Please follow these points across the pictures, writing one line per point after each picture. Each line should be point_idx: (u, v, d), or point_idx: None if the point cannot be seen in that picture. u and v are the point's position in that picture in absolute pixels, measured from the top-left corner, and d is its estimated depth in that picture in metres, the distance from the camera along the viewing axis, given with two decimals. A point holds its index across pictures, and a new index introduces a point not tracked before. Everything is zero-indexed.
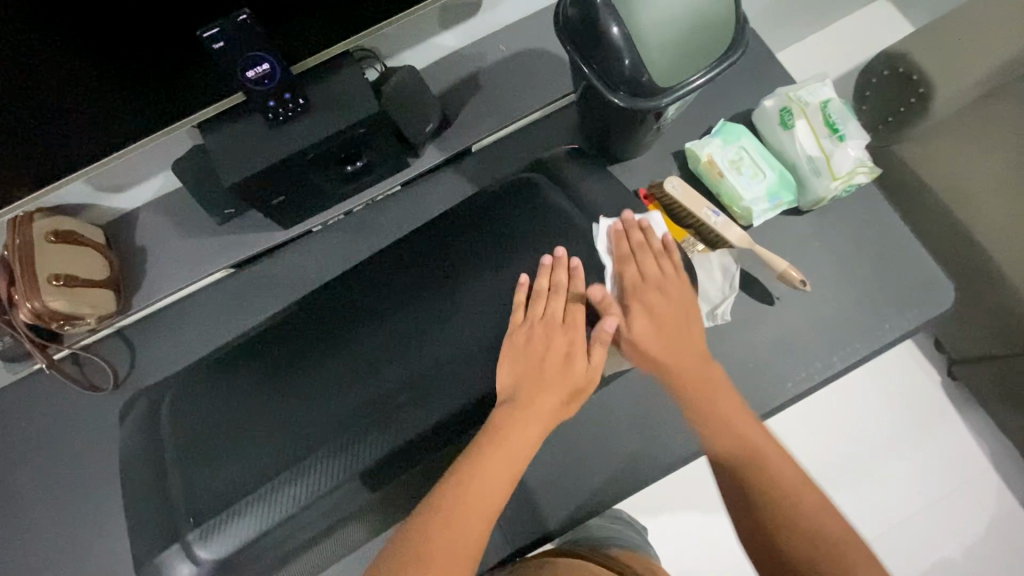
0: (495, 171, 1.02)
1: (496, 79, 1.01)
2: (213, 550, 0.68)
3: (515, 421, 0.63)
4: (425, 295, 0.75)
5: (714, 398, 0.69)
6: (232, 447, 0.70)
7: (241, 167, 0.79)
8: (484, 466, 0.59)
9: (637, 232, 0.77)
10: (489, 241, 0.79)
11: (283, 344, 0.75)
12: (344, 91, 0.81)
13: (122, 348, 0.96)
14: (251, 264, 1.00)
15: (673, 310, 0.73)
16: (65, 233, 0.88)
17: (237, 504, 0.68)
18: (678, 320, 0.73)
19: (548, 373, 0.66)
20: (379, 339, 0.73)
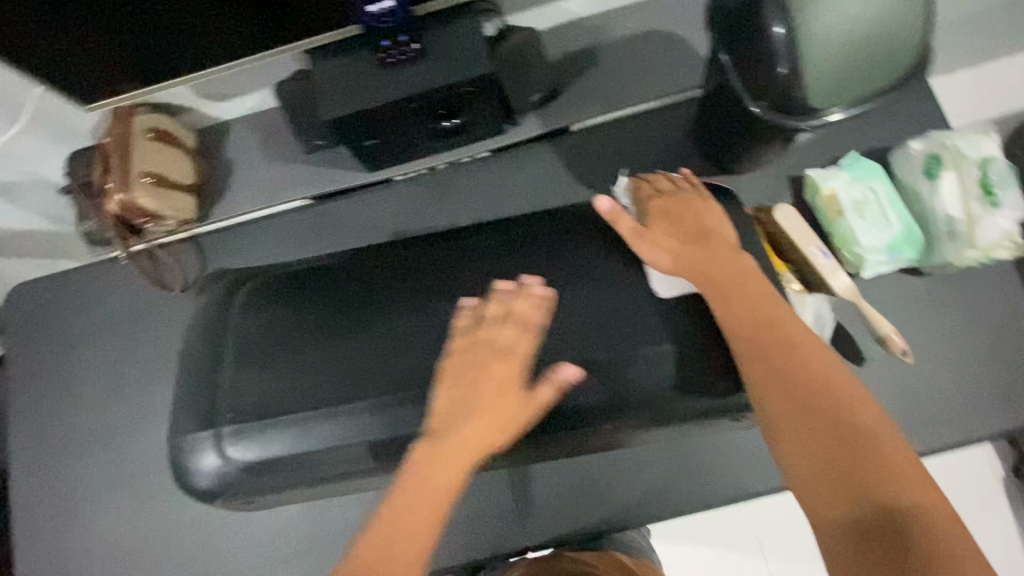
0: (595, 157, 0.95)
1: (614, 57, 0.94)
2: (243, 451, 0.69)
3: (436, 480, 0.59)
4: (504, 282, 0.72)
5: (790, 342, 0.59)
6: (287, 373, 0.70)
7: (340, 103, 0.77)
8: (390, 512, 0.56)
9: (661, 180, 0.75)
10: (577, 237, 0.75)
11: (357, 287, 0.75)
12: (461, 42, 0.76)
13: (193, 254, 0.98)
14: (330, 199, 0.99)
15: (700, 230, 0.69)
16: (162, 134, 0.89)
17: (275, 418, 0.68)
18: (705, 238, 0.68)
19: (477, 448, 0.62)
20: (454, 308, 0.71)
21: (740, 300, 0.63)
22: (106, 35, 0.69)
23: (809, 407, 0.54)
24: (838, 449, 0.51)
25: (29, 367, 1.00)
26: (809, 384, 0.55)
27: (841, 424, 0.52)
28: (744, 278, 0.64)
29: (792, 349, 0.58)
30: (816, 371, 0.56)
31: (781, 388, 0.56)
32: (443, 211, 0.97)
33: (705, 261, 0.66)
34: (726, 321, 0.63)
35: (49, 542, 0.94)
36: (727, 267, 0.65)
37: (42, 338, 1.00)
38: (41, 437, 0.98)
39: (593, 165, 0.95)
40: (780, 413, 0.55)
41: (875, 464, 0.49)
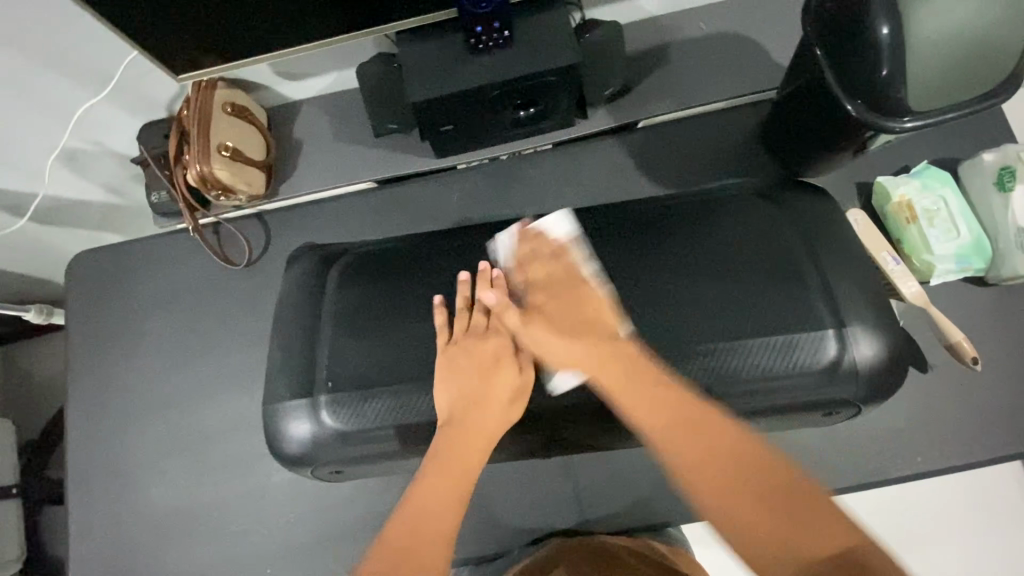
0: (662, 154, 0.96)
1: (686, 57, 0.95)
2: (338, 419, 0.70)
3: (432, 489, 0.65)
4: (598, 264, 0.70)
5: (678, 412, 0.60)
6: (386, 344, 0.70)
7: (430, 86, 0.78)
8: (405, 534, 0.62)
9: (534, 240, 0.73)
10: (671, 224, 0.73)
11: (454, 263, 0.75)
12: (550, 33, 0.77)
13: (257, 230, 0.99)
14: (394, 183, 1.00)
15: (589, 323, 0.68)
16: (240, 109, 0.90)
17: (374, 388, 0.69)
18: (595, 324, 0.67)
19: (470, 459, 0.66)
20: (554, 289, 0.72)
21: (637, 397, 0.62)
22: (211, 8, 0.69)
23: (733, 475, 0.55)
24: (776, 503, 0.52)
25: (81, 337, 0.98)
26: (725, 445, 0.57)
27: (773, 480, 0.53)
28: (646, 385, 0.62)
29: (696, 411, 0.60)
30: (715, 433, 0.58)
31: (700, 452, 0.57)
32: (509, 199, 0.98)
33: (615, 377, 0.64)
34: (655, 434, 0.60)
35: (93, 518, 0.91)
36: (631, 381, 0.63)
37: (96, 308, 0.98)
38: (90, 410, 0.95)
39: (661, 161, 0.96)
40: (708, 488, 0.56)
41: (799, 502, 0.51)
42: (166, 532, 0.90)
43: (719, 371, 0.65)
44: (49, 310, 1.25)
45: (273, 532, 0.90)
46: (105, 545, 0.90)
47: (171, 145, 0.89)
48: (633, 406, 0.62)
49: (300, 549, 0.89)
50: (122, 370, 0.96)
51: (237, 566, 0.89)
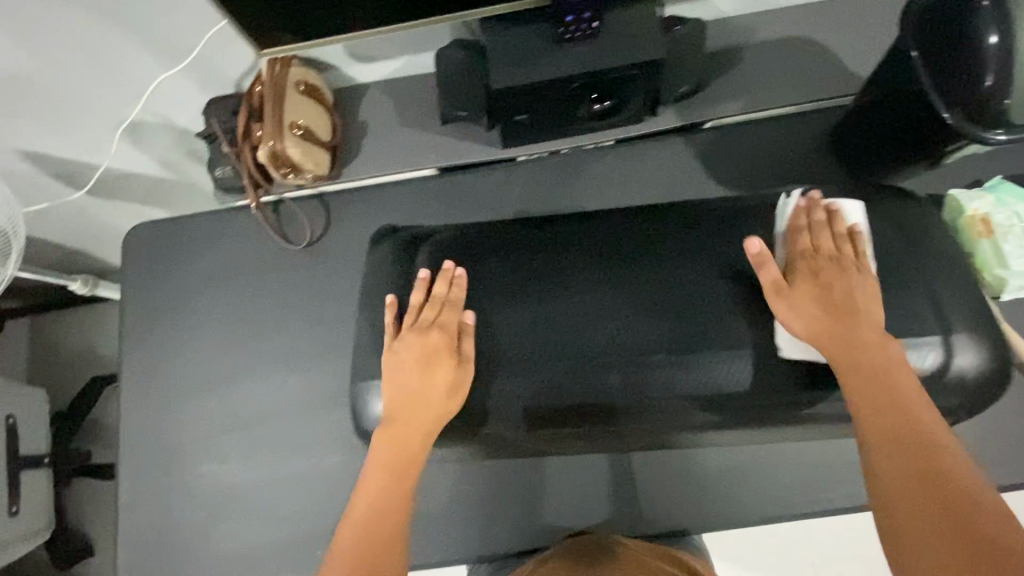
0: (730, 155, 0.95)
1: (758, 59, 0.94)
2: None
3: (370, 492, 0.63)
4: (871, 249, 0.67)
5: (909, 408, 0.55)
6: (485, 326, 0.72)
7: (513, 74, 0.79)
8: (353, 544, 0.59)
9: (819, 212, 0.68)
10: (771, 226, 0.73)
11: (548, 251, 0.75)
12: (636, 27, 0.77)
13: (318, 211, 0.98)
14: (456, 171, 1.00)
15: (846, 297, 0.63)
16: (312, 89, 0.91)
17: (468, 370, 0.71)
18: (852, 311, 0.62)
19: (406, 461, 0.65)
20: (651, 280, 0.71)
21: (875, 378, 0.57)
22: None
23: (926, 467, 0.50)
24: (944, 503, 0.48)
25: (134, 308, 0.97)
26: (921, 431, 0.53)
27: (964, 481, 0.49)
28: (876, 351, 0.59)
29: (915, 398, 0.56)
30: (921, 419, 0.54)
31: (898, 434, 0.53)
32: (573, 193, 0.97)
33: (840, 339, 0.61)
34: (853, 398, 0.57)
35: (142, 490, 0.91)
36: (858, 348, 0.60)
37: (149, 280, 0.97)
38: (143, 382, 0.94)
39: (730, 162, 0.95)
40: (895, 468, 0.51)
41: (968, 513, 0.46)
42: (213, 510, 0.89)
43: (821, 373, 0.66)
44: (94, 281, 1.25)
45: (320, 517, 0.88)
46: (153, 519, 0.90)
47: (240, 119, 0.89)
48: (903, 390, 0.56)
49: None
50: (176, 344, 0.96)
51: (282, 548, 0.87)
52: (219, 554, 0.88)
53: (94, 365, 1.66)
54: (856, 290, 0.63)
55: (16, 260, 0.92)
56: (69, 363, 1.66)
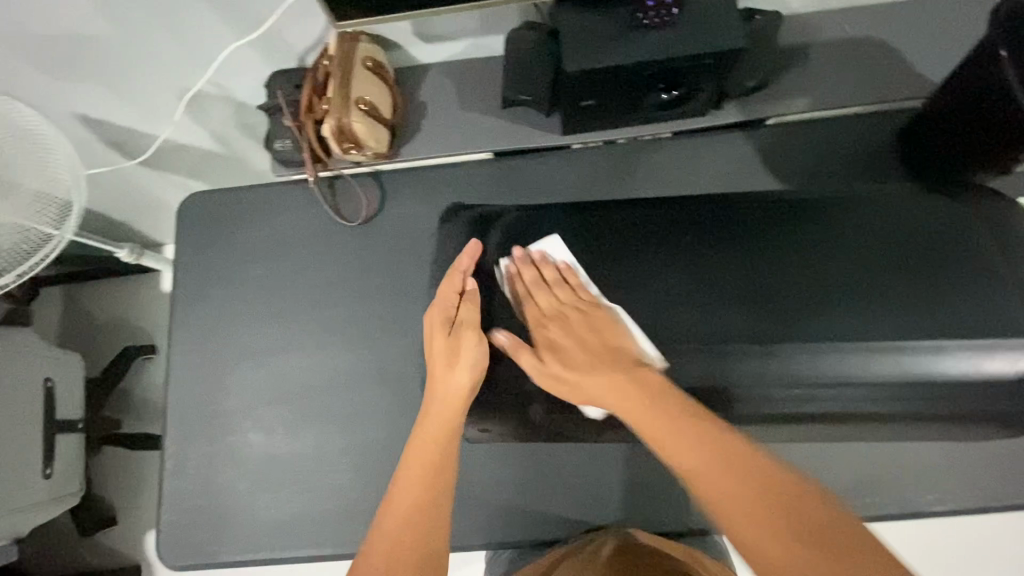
0: (792, 154, 0.95)
1: (827, 57, 0.93)
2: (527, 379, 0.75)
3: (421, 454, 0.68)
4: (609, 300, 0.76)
5: (677, 433, 0.58)
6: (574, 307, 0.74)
7: (586, 57, 0.78)
8: (380, 553, 0.61)
9: (546, 271, 0.77)
10: (851, 227, 0.76)
11: (638, 235, 0.79)
12: (715, 18, 0.77)
13: (374, 189, 0.99)
14: (512, 156, 0.99)
15: (594, 335, 0.71)
16: (378, 66, 0.91)
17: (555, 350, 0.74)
18: (601, 335, 0.71)
19: (435, 460, 0.67)
20: (735, 270, 0.76)
21: (660, 426, 0.60)
22: None
23: (768, 501, 0.51)
24: (791, 539, 0.49)
25: (188, 277, 0.98)
26: (744, 464, 0.54)
27: (803, 514, 0.50)
28: (650, 408, 0.62)
29: (715, 435, 0.57)
30: (715, 452, 0.56)
31: (732, 481, 0.53)
32: (632, 184, 0.97)
33: (622, 396, 0.64)
34: (667, 449, 0.58)
35: (188, 458, 0.91)
36: (621, 400, 0.64)
37: (206, 251, 0.98)
38: (192, 351, 0.95)
39: (791, 158, 0.94)
40: (749, 527, 0.51)
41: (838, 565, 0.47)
42: (259, 481, 0.89)
43: (898, 371, 0.69)
44: (140, 250, 1.26)
45: (364, 494, 0.88)
46: (197, 487, 0.90)
47: (303, 93, 0.87)
48: (643, 420, 0.61)
49: None
50: (226, 314, 0.96)
51: (326, 522, 0.88)
52: (263, 525, 0.88)
53: (125, 336, 1.67)
54: (597, 365, 0.68)
55: (82, 211, 0.90)
56: (101, 332, 1.68)
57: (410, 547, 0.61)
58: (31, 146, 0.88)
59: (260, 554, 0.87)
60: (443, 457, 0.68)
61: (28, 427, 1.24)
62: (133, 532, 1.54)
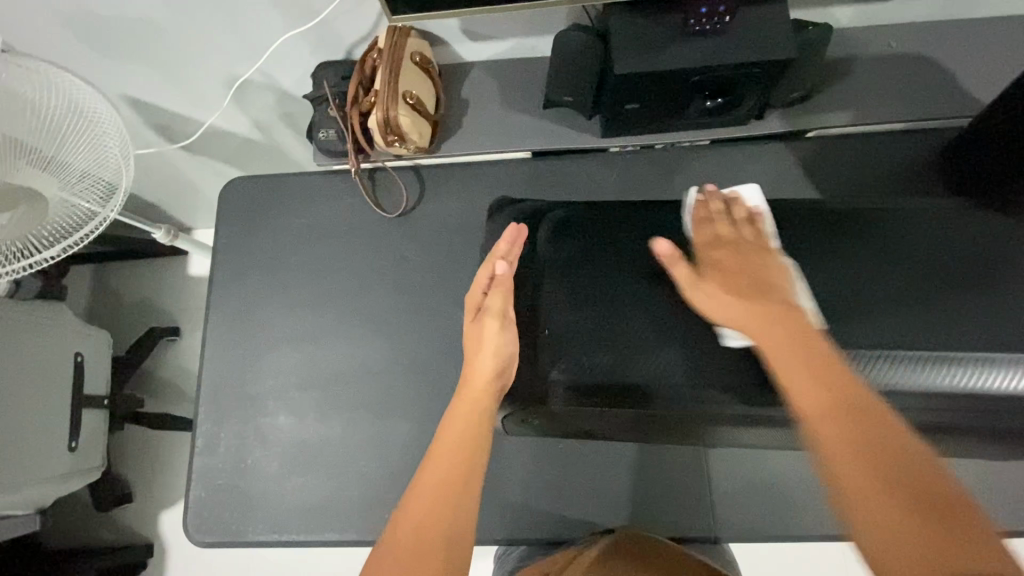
0: (829, 168, 0.96)
1: (872, 72, 0.93)
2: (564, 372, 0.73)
3: (457, 427, 0.70)
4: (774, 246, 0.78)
5: (800, 374, 0.61)
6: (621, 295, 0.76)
7: (635, 61, 0.79)
8: (412, 526, 0.60)
9: (716, 203, 0.82)
10: (876, 239, 0.79)
11: (692, 235, 0.82)
12: (766, 29, 0.77)
13: (414, 182, 1.01)
14: (551, 156, 1.01)
15: (745, 271, 0.73)
16: (425, 61, 0.91)
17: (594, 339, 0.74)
18: (750, 271, 0.73)
19: (470, 434, 0.69)
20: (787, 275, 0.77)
21: (786, 361, 0.62)
22: None
23: (864, 441, 0.55)
24: (881, 475, 0.53)
25: (227, 261, 1.01)
26: (854, 404, 0.58)
27: (890, 451, 0.54)
28: (785, 335, 0.64)
29: (840, 377, 0.60)
30: (831, 394, 0.59)
31: (841, 420, 0.57)
32: (666, 189, 0.99)
33: (757, 317, 0.68)
34: (794, 396, 0.60)
35: (220, 436, 0.94)
36: (778, 347, 0.64)
37: (245, 236, 1.01)
38: (229, 332, 0.98)
39: (829, 173, 0.96)
40: (849, 468, 0.54)
41: (927, 503, 0.51)
42: (288, 463, 0.92)
43: (936, 384, 0.69)
44: (176, 232, 1.29)
45: (391, 480, 0.89)
46: (228, 465, 0.93)
47: (350, 84, 0.89)
48: (780, 359, 0.63)
49: None
50: (264, 298, 0.98)
51: (351, 508, 0.89)
52: (291, 505, 0.90)
53: (149, 317, 1.70)
54: (755, 293, 0.70)
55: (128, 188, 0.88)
56: (126, 312, 1.71)
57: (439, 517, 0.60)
58: (80, 125, 0.88)
59: (286, 533, 0.89)
60: (476, 434, 0.69)
61: (60, 400, 1.27)
62: (150, 508, 1.57)
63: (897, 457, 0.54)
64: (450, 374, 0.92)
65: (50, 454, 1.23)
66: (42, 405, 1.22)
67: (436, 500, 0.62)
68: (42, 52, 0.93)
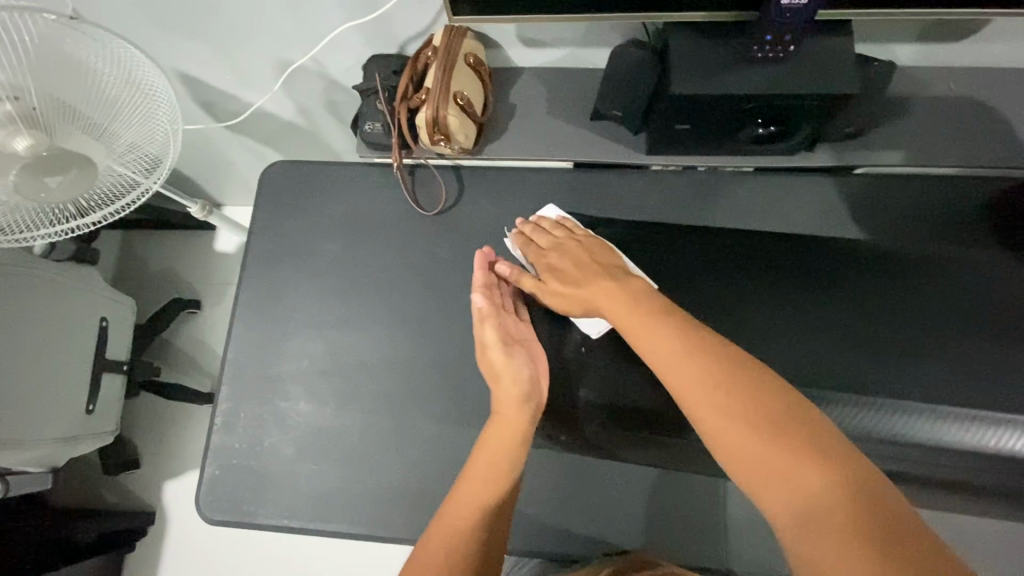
0: (877, 206, 0.95)
1: (930, 113, 0.91)
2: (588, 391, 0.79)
3: (493, 452, 0.72)
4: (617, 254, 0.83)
5: (662, 341, 0.65)
6: None
7: (692, 83, 0.78)
8: (441, 547, 0.64)
9: (536, 225, 0.89)
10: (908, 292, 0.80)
11: (745, 269, 0.84)
12: (825, 62, 0.77)
13: (454, 182, 1.01)
14: (594, 168, 1.00)
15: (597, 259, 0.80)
16: (478, 62, 0.91)
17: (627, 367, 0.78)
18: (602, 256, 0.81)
19: (504, 461, 0.71)
20: (835, 318, 0.79)
21: (645, 335, 0.67)
22: None
23: (737, 390, 0.59)
24: (747, 420, 0.58)
25: (262, 243, 1.02)
26: (700, 351, 0.63)
27: (741, 392, 0.59)
28: (624, 295, 0.72)
29: (684, 328, 0.65)
30: (679, 347, 0.64)
31: (693, 371, 0.61)
32: (708, 213, 0.98)
33: (614, 305, 0.72)
34: (659, 361, 0.64)
35: (240, 415, 0.95)
36: (635, 326, 0.68)
37: (283, 220, 1.02)
38: (258, 314, 0.99)
39: (875, 214, 0.94)
40: (728, 423, 0.58)
41: (799, 440, 0.55)
42: (304, 450, 0.92)
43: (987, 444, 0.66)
44: (211, 208, 1.30)
45: (405, 476, 0.90)
46: (244, 445, 0.93)
47: (402, 79, 0.89)
48: (640, 338, 0.67)
49: (427, 501, 0.88)
50: (295, 283, 0.99)
51: (362, 501, 0.89)
52: (303, 492, 0.91)
53: (172, 288, 1.72)
54: (591, 276, 0.77)
55: (172, 161, 0.89)
56: (150, 281, 1.73)
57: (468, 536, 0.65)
58: (133, 97, 0.87)
59: (295, 519, 0.90)
60: (506, 463, 0.71)
61: (82, 362, 1.29)
62: (157, 476, 1.59)
63: (762, 405, 0.58)
64: (473, 378, 0.92)
65: (70, 414, 1.25)
66: (66, 366, 1.24)
67: (470, 520, 0.66)
68: (106, 21, 0.94)
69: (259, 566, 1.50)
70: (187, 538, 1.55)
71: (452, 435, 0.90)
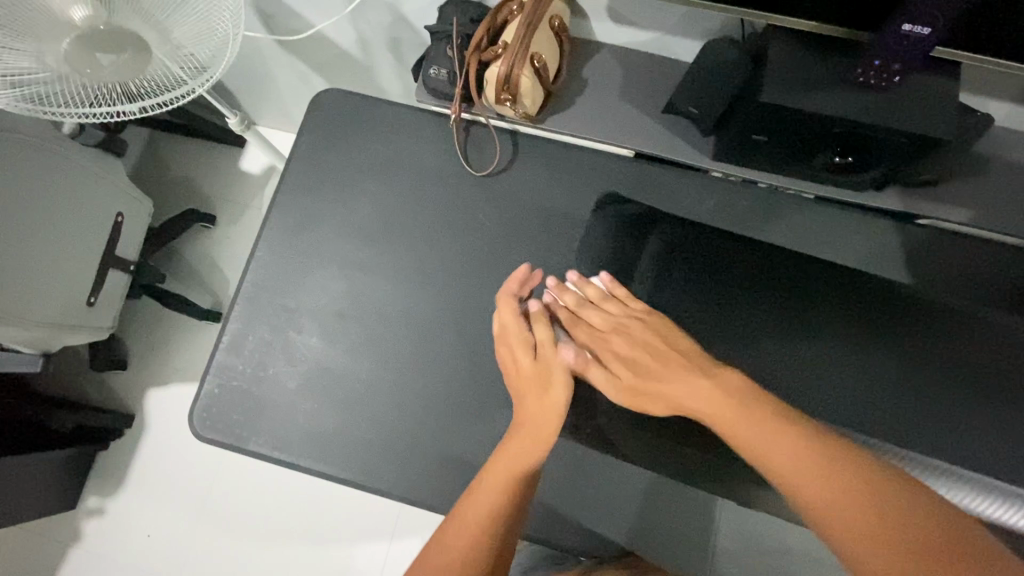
0: (932, 259, 0.92)
1: (1009, 177, 0.88)
2: None
3: (514, 454, 0.71)
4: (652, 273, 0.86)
5: (772, 453, 0.61)
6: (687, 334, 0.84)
7: (781, 92, 0.75)
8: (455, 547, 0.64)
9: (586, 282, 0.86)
10: (948, 352, 0.79)
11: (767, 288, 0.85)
12: (924, 102, 0.74)
13: (509, 146, 0.97)
14: (653, 161, 0.97)
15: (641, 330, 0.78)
16: (562, 27, 0.86)
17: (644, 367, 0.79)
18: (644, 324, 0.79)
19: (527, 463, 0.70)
20: (843, 365, 0.81)
21: (759, 439, 0.62)
22: None
23: (861, 493, 0.56)
24: (850, 496, 0.56)
25: (300, 169, 0.98)
26: (814, 444, 0.60)
27: (864, 479, 0.57)
28: (733, 383, 0.69)
29: (797, 425, 0.62)
30: (774, 435, 0.62)
31: (789, 449, 0.60)
32: (759, 232, 0.95)
33: (718, 408, 0.67)
34: (774, 472, 0.60)
35: (248, 337, 0.93)
36: (745, 426, 0.64)
37: (327, 150, 0.98)
38: (283, 241, 0.96)
39: (928, 268, 0.92)
40: (851, 529, 0.54)
41: (934, 540, 0.52)
42: (307, 386, 0.90)
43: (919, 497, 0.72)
44: (250, 124, 1.26)
45: (402, 431, 0.88)
46: (248, 369, 0.92)
47: (481, 28, 0.84)
48: (749, 444, 0.63)
49: (420, 460, 0.87)
50: (328, 217, 0.96)
51: (354, 449, 0.88)
52: (298, 428, 0.89)
53: (188, 197, 1.68)
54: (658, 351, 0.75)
55: (226, 65, 0.82)
56: (170, 185, 1.69)
57: (483, 536, 0.64)
58: None
59: (286, 453, 0.88)
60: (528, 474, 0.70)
61: (90, 254, 1.25)
62: (144, 380, 1.57)
63: (886, 508, 0.54)
64: (491, 348, 0.90)
65: (71, 303, 1.22)
66: (73, 255, 1.20)
67: (482, 516, 0.65)
68: None
69: (230, 487, 1.51)
70: (162, 447, 1.54)
71: (459, 401, 0.88)
